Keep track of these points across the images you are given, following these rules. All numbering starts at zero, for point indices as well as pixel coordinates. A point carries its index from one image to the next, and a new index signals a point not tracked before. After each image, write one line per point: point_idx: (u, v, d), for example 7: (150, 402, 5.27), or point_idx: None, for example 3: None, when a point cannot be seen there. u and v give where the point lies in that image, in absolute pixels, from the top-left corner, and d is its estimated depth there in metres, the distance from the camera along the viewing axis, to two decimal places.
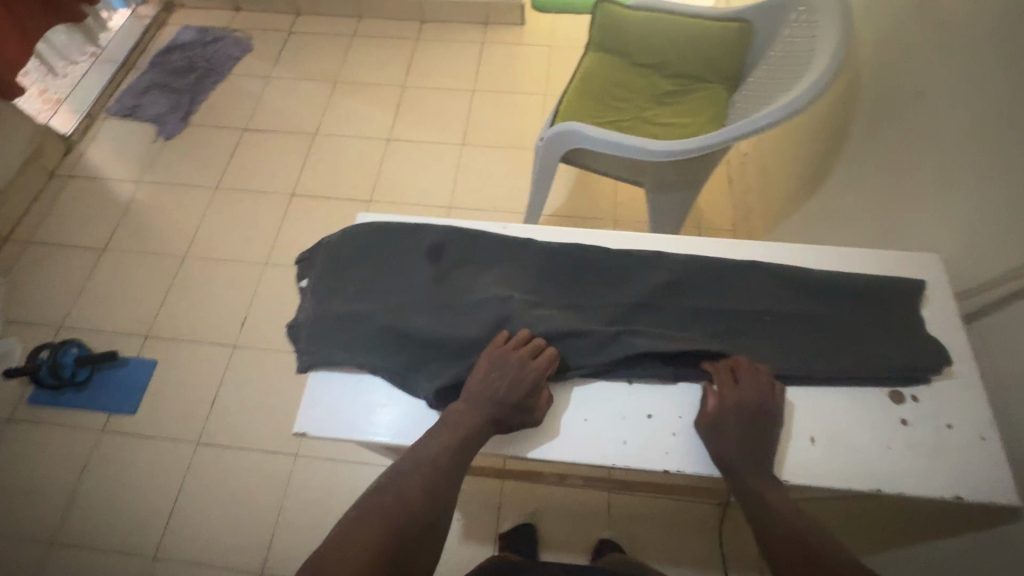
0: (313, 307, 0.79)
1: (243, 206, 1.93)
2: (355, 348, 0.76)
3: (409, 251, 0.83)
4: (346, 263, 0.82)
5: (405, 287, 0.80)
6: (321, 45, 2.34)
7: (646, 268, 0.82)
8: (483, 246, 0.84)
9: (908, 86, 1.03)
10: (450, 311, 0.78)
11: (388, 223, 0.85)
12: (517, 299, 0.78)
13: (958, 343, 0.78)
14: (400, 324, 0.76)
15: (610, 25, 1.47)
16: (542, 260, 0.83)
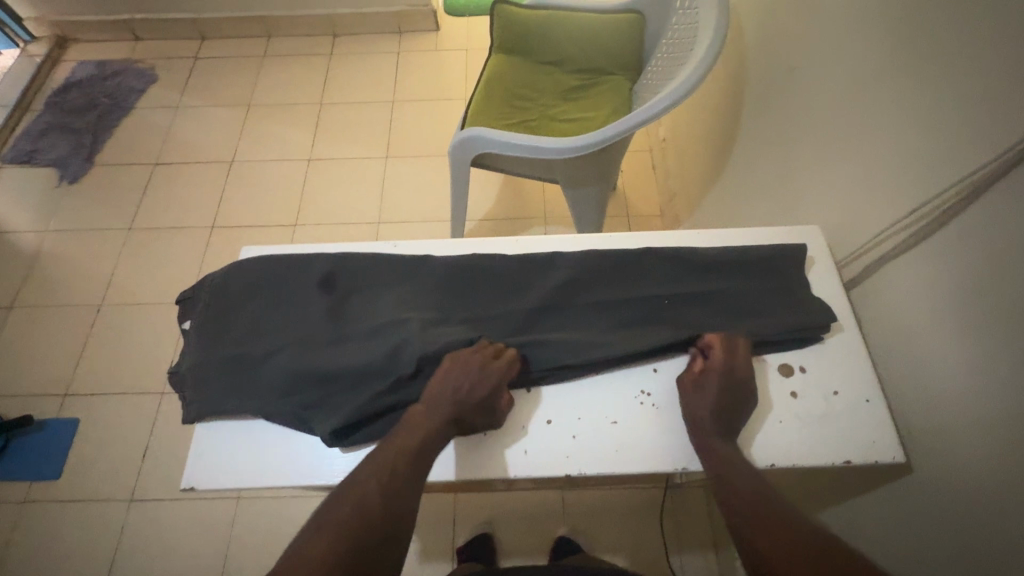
0: (195, 352, 0.75)
1: (160, 245, 1.84)
2: (241, 392, 0.72)
3: (298, 283, 0.80)
4: (232, 303, 0.79)
5: (296, 322, 0.77)
6: (231, 68, 2.26)
7: (544, 272, 0.82)
8: (376, 269, 0.82)
9: (789, 63, 1.06)
10: (344, 341, 0.75)
11: (274, 257, 0.82)
12: (412, 322, 0.75)
13: (843, 309, 0.80)
14: (290, 362, 0.73)
15: (508, 26, 1.46)
16: (438, 275, 0.81)
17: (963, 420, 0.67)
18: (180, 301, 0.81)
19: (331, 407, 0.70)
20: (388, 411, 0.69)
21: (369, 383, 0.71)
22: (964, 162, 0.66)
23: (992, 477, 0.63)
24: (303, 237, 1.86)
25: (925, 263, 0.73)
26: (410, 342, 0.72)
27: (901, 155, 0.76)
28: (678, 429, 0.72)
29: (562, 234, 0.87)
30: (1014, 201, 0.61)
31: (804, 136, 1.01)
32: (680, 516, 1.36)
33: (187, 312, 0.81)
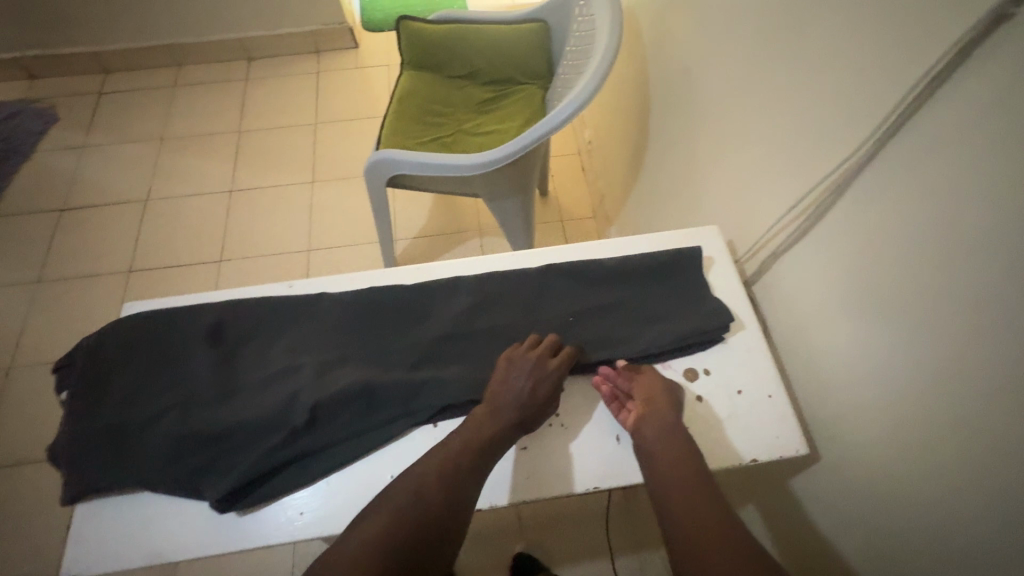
0: (67, 426, 0.69)
1: (73, 296, 1.73)
2: (127, 462, 0.67)
3: (184, 338, 0.76)
4: (110, 367, 0.74)
5: (186, 378, 0.73)
6: (139, 101, 2.15)
7: (444, 299, 0.81)
8: (268, 316, 0.79)
9: (683, 63, 1.08)
10: (236, 395, 0.72)
11: (159, 312, 0.78)
12: (308, 366, 0.73)
13: (743, 305, 0.82)
14: (176, 424, 0.69)
15: (415, 43, 1.44)
16: (334, 315, 0.79)
17: (861, 401, 0.70)
18: (54, 370, 0.76)
19: (223, 468, 0.66)
20: (286, 465, 0.66)
21: (265, 436, 0.68)
22: (832, 156, 0.69)
23: (892, 453, 0.65)
24: (231, 272, 1.78)
25: (812, 253, 0.76)
26: (305, 389, 0.70)
27: (782, 150, 0.79)
28: (588, 447, 0.72)
29: (461, 259, 0.87)
30: (874, 191, 0.64)
31: (702, 135, 1.03)
32: (633, 507, 1.36)
33: (62, 381, 0.75)
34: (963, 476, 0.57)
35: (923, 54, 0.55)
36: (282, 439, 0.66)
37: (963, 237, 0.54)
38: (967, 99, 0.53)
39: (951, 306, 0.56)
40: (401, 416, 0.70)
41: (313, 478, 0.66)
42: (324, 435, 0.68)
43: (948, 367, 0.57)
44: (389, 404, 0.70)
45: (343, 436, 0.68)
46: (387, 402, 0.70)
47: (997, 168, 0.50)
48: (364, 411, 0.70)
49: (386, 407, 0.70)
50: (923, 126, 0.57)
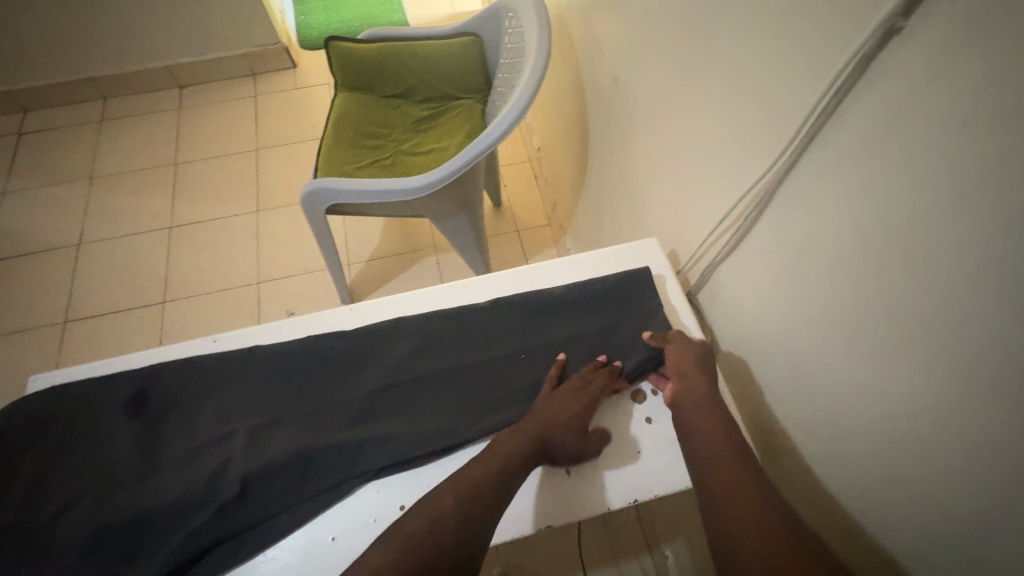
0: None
1: (2, 354, 1.62)
2: (37, 561, 0.61)
3: (100, 412, 0.71)
4: (13, 453, 0.68)
5: (106, 458, 0.68)
6: (63, 139, 2.04)
7: (383, 343, 0.77)
8: (194, 379, 0.74)
9: (613, 70, 1.07)
10: (159, 472, 0.67)
11: (69, 386, 0.72)
12: (241, 434, 0.69)
13: (686, 319, 0.82)
14: (93, 511, 0.63)
15: (344, 63, 1.38)
16: (266, 370, 0.75)
17: (808, 405, 0.70)
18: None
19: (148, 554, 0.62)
20: (215, 544, 0.62)
21: (195, 514, 0.63)
22: (757, 165, 0.69)
23: (840, 457, 0.66)
24: (175, 313, 1.70)
25: (748, 260, 0.76)
26: (237, 459, 0.66)
27: (712, 158, 0.79)
28: (537, 481, 0.69)
29: (399, 294, 0.84)
30: (799, 199, 0.64)
31: (638, 143, 1.03)
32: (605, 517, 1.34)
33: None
34: (908, 476, 0.57)
35: (829, 65, 0.55)
36: (211, 518, 0.62)
37: (883, 245, 0.55)
38: (873, 109, 0.53)
39: (879, 313, 0.57)
40: (343, 476, 0.66)
41: (249, 555, 0.62)
42: (257, 509, 0.64)
43: (882, 372, 0.58)
44: (329, 465, 0.67)
45: (281, 506, 0.64)
46: (328, 464, 0.67)
47: (907, 177, 0.51)
48: (302, 476, 0.66)
49: (325, 467, 0.67)
50: (836, 136, 0.58)
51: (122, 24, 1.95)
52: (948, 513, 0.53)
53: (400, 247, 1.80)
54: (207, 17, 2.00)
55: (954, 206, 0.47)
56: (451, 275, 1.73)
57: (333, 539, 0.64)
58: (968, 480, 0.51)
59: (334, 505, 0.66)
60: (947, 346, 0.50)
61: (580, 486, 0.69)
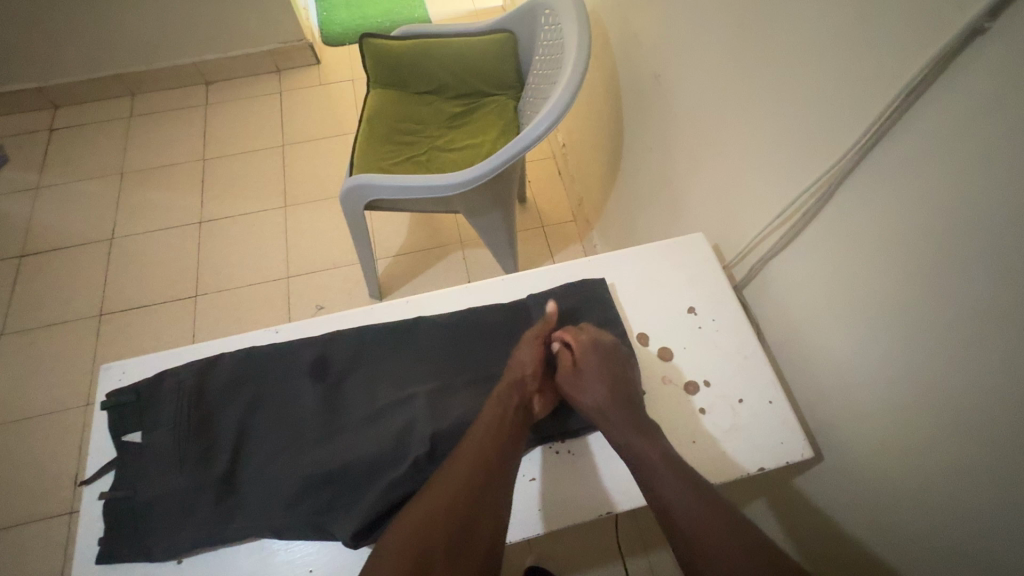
0: (166, 476, 0.68)
1: (41, 346, 1.65)
2: (249, 508, 0.67)
3: (283, 374, 0.77)
4: (209, 409, 0.74)
5: (295, 417, 0.74)
6: (93, 135, 2.07)
7: (470, 331, 0.81)
8: (364, 348, 0.79)
9: (652, 69, 1.09)
10: (345, 433, 0.73)
11: (255, 350, 0.78)
12: (421, 398, 0.74)
13: (736, 313, 0.82)
14: (295, 466, 0.70)
15: (379, 60, 1.40)
16: (427, 341, 0.80)
17: (863, 403, 0.71)
18: (106, 409, 0.73)
19: (345, 506, 0.67)
20: (407, 499, 0.67)
21: (385, 471, 0.69)
22: (816, 163, 0.70)
23: (894, 455, 0.67)
24: (207, 308, 1.72)
25: (800, 258, 0.77)
26: (422, 420, 0.71)
27: (760, 155, 0.81)
28: (595, 471, 0.72)
29: (458, 285, 0.87)
30: (859, 198, 0.66)
31: (679, 140, 1.04)
32: (639, 511, 1.35)
33: (131, 419, 0.73)
34: (960, 470, 0.59)
35: (899, 66, 0.57)
36: (407, 473, 0.67)
37: (954, 246, 0.55)
38: (946, 112, 0.54)
39: (944, 311, 0.58)
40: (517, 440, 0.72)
41: None
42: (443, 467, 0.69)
43: (950, 371, 0.58)
44: None
45: None
46: None
47: (987, 176, 0.51)
48: None
49: None
50: (908, 135, 0.58)
51: (152, 21, 1.97)
52: (1015, 520, 0.53)
53: (426, 243, 1.82)
54: (235, 14, 2.03)
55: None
56: (477, 271, 1.75)
57: None
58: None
59: None
60: (1023, 350, 0.51)
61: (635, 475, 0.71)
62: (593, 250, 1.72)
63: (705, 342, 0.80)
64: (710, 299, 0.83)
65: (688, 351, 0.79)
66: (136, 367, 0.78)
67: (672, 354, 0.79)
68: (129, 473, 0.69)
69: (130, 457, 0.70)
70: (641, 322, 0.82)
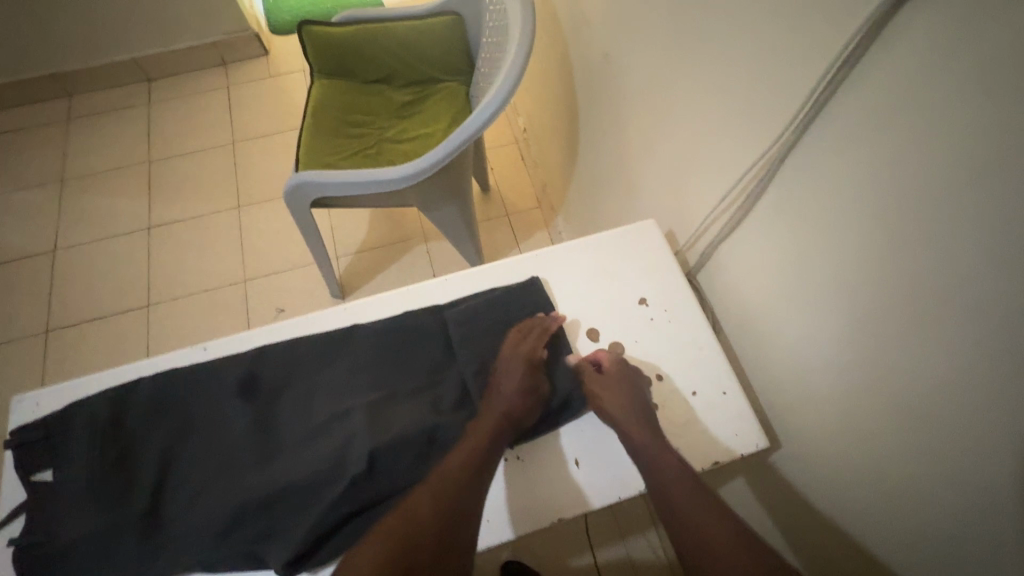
0: (80, 515, 0.63)
1: None
2: (176, 542, 0.63)
3: (211, 396, 0.72)
4: (129, 439, 0.69)
5: (224, 440, 0.70)
6: (28, 141, 1.95)
7: (412, 336, 0.76)
8: (296, 361, 0.75)
9: (601, 48, 1.05)
10: (278, 454, 0.68)
11: (178, 372, 0.73)
12: (358, 410, 0.70)
13: (688, 301, 0.79)
14: (224, 493, 0.65)
15: (320, 49, 1.33)
16: (363, 349, 0.76)
17: (818, 386, 0.69)
18: (13, 448, 0.68)
19: (281, 531, 0.63)
20: (346, 520, 0.63)
21: (320, 492, 0.64)
22: (760, 141, 0.67)
23: (855, 438, 0.65)
24: (161, 317, 1.65)
25: (750, 242, 0.75)
26: (360, 436, 0.66)
27: (707, 135, 0.77)
28: (547, 475, 0.69)
29: (397, 290, 0.82)
30: (802, 177, 0.63)
31: (631, 121, 1.00)
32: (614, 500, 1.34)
33: (41, 457, 0.67)
34: (915, 452, 0.57)
35: (834, 37, 0.54)
36: (343, 494, 0.63)
37: (896, 224, 0.53)
38: (881, 84, 0.51)
39: (890, 291, 0.56)
40: None
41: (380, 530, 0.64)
42: (385, 485, 0.65)
43: (902, 352, 0.56)
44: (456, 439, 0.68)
45: (406, 481, 0.65)
46: (449, 439, 0.68)
47: (928, 148, 0.48)
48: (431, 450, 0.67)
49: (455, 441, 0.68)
50: (846, 110, 0.55)
51: (81, 15, 1.85)
52: (972, 502, 0.52)
53: (388, 237, 1.76)
54: (172, 5, 1.91)
55: (980, 184, 0.45)
56: (443, 264, 1.70)
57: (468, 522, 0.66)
58: (995, 466, 0.49)
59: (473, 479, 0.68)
60: (972, 329, 0.49)
61: (588, 477, 0.68)
62: (558, 237, 1.68)
63: (657, 333, 0.77)
64: (662, 289, 0.80)
65: (640, 344, 0.76)
66: (45, 397, 0.73)
67: (624, 348, 0.76)
68: (40, 514, 0.64)
69: (41, 497, 0.65)
70: (593, 316, 0.79)
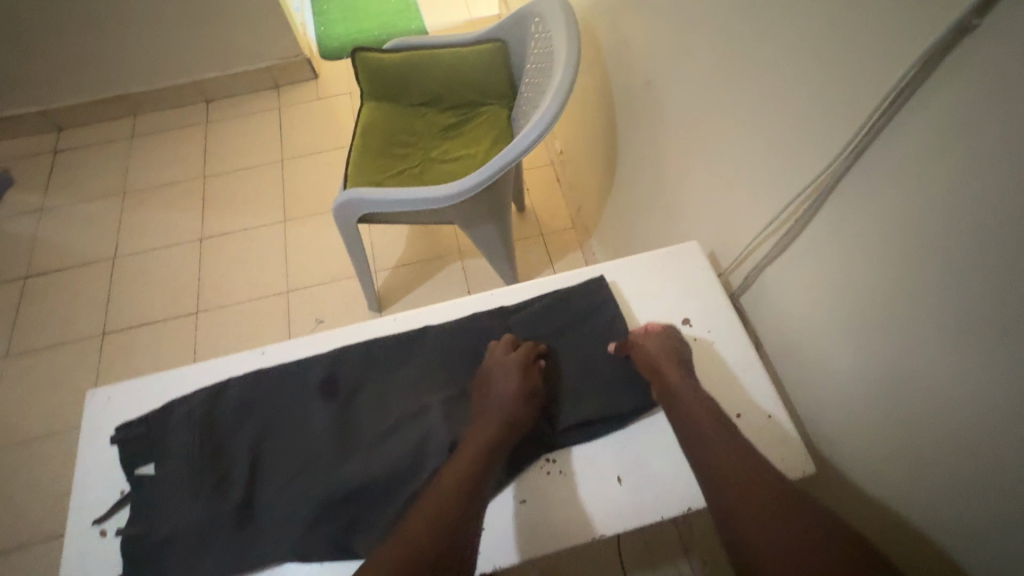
0: (185, 503, 0.65)
1: (43, 367, 1.66)
2: (270, 533, 0.64)
3: (293, 394, 0.73)
4: (221, 434, 0.70)
5: (304, 437, 0.71)
6: (96, 156, 2.09)
7: (481, 340, 0.78)
8: (373, 362, 0.76)
9: (641, 75, 1.08)
10: (358, 450, 0.69)
11: (264, 372, 0.75)
12: (434, 409, 0.71)
13: (732, 324, 0.79)
14: (309, 486, 0.66)
15: (372, 75, 1.40)
16: (435, 351, 0.77)
17: (864, 413, 0.68)
18: (117, 442, 0.70)
19: (367, 524, 0.64)
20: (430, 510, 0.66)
21: (400, 487, 0.65)
22: (807, 168, 0.68)
23: (900, 469, 0.64)
24: (207, 324, 1.72)
25: (795, 267, 0.75)
26: (438, 430, 0.68)
27: (750, 162, 0.79)
28: (591, 490, 0.69)
29: (465, 297, 0.84)
30: (852, 207, 0.63)
31: (671, 145, 1.02)
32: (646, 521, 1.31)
33: (144, 450, 0.69)
34: (967, 487, 0.56)
35: (886, 69, 0.54)
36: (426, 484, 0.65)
37: (949, 251, 0.53)
38: (933, 116, 0.52)
39: (941, 320, 0.55)
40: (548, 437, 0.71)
41: None
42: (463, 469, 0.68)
43: (952, 383, 0.56)
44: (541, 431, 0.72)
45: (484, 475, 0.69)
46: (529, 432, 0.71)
47: (981, 178, 0.48)
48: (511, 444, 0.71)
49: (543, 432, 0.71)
50: (895, 139, 0.56)
51: (152, 40, 2.00)
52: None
53: (425, 253, 1.81)
54: (233, 32, 2.05)
55: None
56: (477, 281, 1.74)
57: (527, 527, 0.67)
58: None
59: (532, 481, 0.69)
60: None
61: (631, 495, 0.68)
62: (592, 257, 1.70)
63: (703, 352, 0.77)
64: (706, 311, 0.81)
65: None
66: (134, 398, 0.74)
67: None
68: (145, 505, 0.66)
69: (143, 491, 0.67)
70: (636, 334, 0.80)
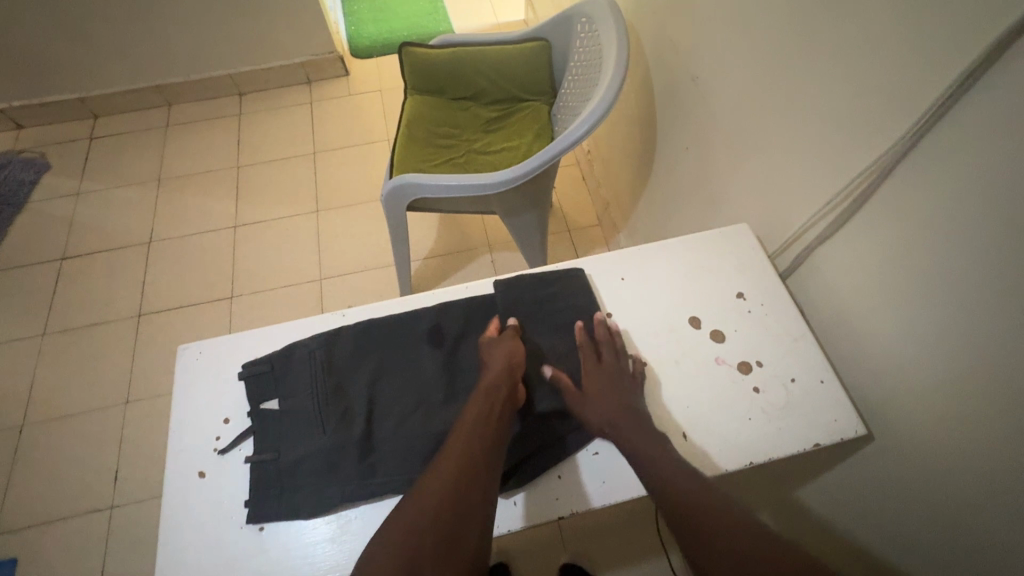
0: (314, 438, 0.70)
1: (81, 346, 1.69)
2: (392, 464, 0.68)
3: (404, 341, 0.78)
4: (340, 376, 0.75)
5: (415, 380, 0.75)
6: (132, 143, 2.13)
7: (573, 301, 0.84)
8: (476, 317, 0.81)
9: (688, 73, 1.14)
10: (465, 394, 0.74)
11: (377, 321, 0.79)
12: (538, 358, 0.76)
13: (783, 300, 0.85)
14: (426, 423, 0.71)
15: (419, 68, 1.46)
16: (530, 309, 0.83)
17: (911, 385, 0.72)
18: (244, 378, 0.75)
19: None
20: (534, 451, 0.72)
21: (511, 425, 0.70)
22: (863, 154, 0.72)
23: (945, 436, 0.68)
24: (242, 308, 1.76)
25: (845, 247, 0.80)
26: None
27: (801, 151, 0.84)
28: None
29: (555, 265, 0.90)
30: (908, 189, 0.68)
31: (716, 139, 1.08)
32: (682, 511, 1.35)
33: (268, 387, 0.75)
34: (1014, 447, 0.60)
35: (948, 60, 0.59)
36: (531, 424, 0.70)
37: (1002, 226, 0.57)
38: (993, 103, 0.57)
39: (994, 291, 0.59)
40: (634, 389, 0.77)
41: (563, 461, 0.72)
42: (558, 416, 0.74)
43: (1000, 350, 0.60)
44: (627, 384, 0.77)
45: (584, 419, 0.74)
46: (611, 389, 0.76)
47: None
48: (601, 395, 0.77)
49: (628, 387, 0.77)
50: (953, 124, 0.61)
51: (191, 33, 2.06)
52: None
53: (455, 245, 1.86)
54: (270, 27, 2.11)
55: None
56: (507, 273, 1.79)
57: (603, 477, 0.72)
58: None
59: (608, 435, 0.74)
60: None
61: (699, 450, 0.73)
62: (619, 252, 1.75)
63: (765, 321, 0.83)
64: (763, 286, 0.87)
65: (741, 334, 0.82)
66: (250, 342, 0.80)
67: (725, 336, 0.83)
68: (270, 437, 0.72)
69: (266, 425, 0.72)
70: (695, 305, 0.85)
